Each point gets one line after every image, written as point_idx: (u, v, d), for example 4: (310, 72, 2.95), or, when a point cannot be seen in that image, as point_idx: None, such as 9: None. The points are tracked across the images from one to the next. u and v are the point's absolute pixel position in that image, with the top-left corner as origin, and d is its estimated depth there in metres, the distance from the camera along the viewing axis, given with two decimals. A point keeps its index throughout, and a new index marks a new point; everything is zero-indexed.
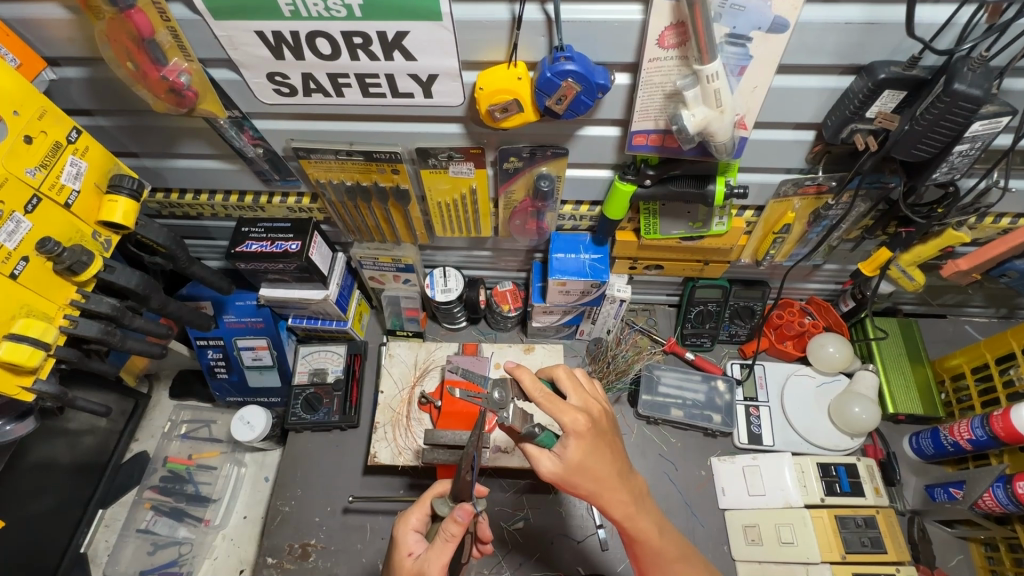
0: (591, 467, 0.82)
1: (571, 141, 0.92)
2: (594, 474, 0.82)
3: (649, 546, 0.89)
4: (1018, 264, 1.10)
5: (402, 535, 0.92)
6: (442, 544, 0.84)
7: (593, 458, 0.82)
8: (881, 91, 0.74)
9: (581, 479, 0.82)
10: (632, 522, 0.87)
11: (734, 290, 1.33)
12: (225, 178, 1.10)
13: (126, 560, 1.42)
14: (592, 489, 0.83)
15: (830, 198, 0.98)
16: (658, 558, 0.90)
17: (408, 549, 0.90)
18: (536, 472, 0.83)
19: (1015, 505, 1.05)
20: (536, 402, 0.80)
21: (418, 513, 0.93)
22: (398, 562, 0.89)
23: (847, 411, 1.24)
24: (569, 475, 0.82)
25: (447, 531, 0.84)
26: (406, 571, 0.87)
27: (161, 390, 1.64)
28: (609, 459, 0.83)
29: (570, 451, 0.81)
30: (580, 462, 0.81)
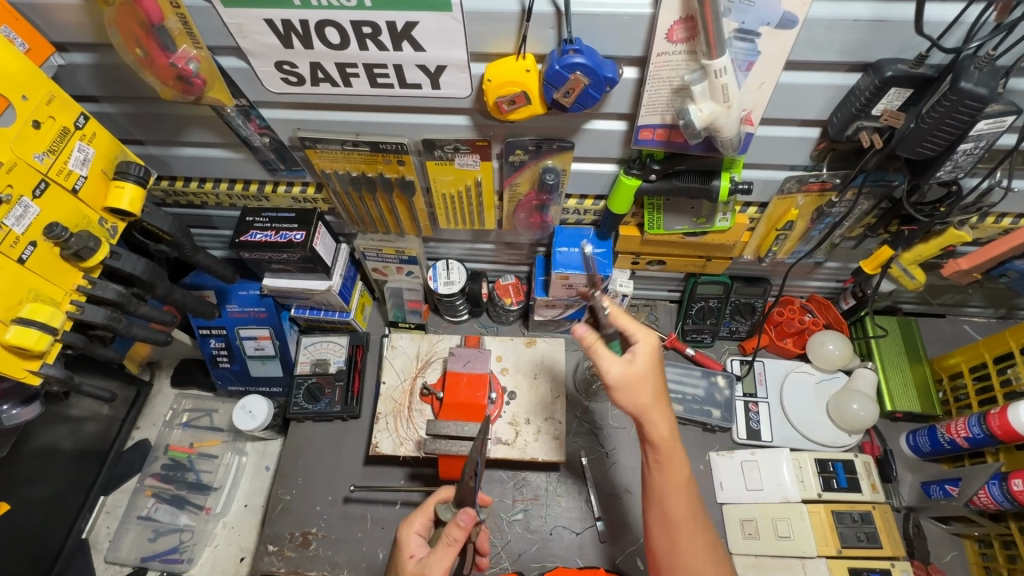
0: (652, 378, 0.88)
1: (577, 135, 0.92)
2: (652, 385, 0.88)
3: (678, 476, 0.89)
4: (1018, 264, 1.11)
5: (405, 537, 0.94)
6: (442, 547, 0.86)
7: (655, 373, 0.89)
8: (887, 89, 0.74)
9: (641, 388, 0.87)
10: (668, 451, 0.88)
11: (735, 287, 1.33)
12: (230, 166, 1.10)
13: (127, 546, 1.43)
14: (648, 399, 0.87)
15: (834, 196, 0.98)
16: (683, 495, 0.89)
17: (410, 552, 0.92)
18: (604, 371, 0.87)
19: (1010, 502, 1.05)
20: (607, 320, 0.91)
21: (421, 518, 0.95)
22: (400, 565, 0.92)
23: (845, 409, 1.25)
24: (634, 379, 0.87)
25: (450, 536, 0.85)
26: (407, 573, 0.89)
27: (162, 378, 1.63)
28: (663, 386, 0.90)
29: (639, 355, 0.89)
30: (644, 371, 0.88)
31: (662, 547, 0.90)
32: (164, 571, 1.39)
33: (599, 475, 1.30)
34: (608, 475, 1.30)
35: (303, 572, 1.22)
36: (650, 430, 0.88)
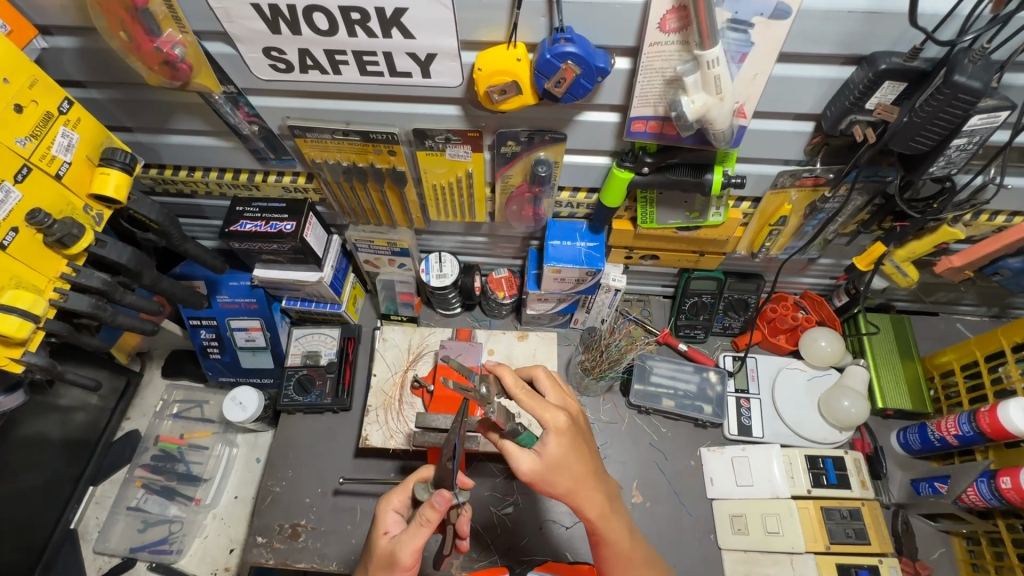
0: (570, 464, 0.83)
1: (570, 127, 0.92)
2: (570, 474, 0.83)
3: (617, 548, 0.88)
4: (1011, 262, 1.11)
5: (381, 513, 0.92)
6: (414, 526, 0.84)
7: (573, 456, 0.83)
8: (880, 83, 0.73)
9: (558, 477, 0.83)
10: (602, 528, 0.87)
11: (729, 283, 1.33)
12: (220, 155, 1.08)
13: (116, 536, 1.42)
14: (567, 488, 0.83)
15: (828, 191, 0.97)
16: (627, 563, 0.88)
17: (385, 529, 0.90)
18: (515, 471, 0.81)
19: (997, 499, 1.05)
20: (516, 398, 0.83)
21: (400, 495, 0.93)
22: (374, 540, 0.90)
23: (836, 406, 1.25)
24: (548, 473, 0.82)
25: (423, 516, 0.84)
26: (379, 549, 0.88)
27: (153, 369, 1.62)
28: (586, 462, 0.84)
29: (549, 447, 0.82)
30: (558, 462, 0.82)
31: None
32: (153, 562, 1.39)
33: None
34: None
35: (293, 564, 1.22)
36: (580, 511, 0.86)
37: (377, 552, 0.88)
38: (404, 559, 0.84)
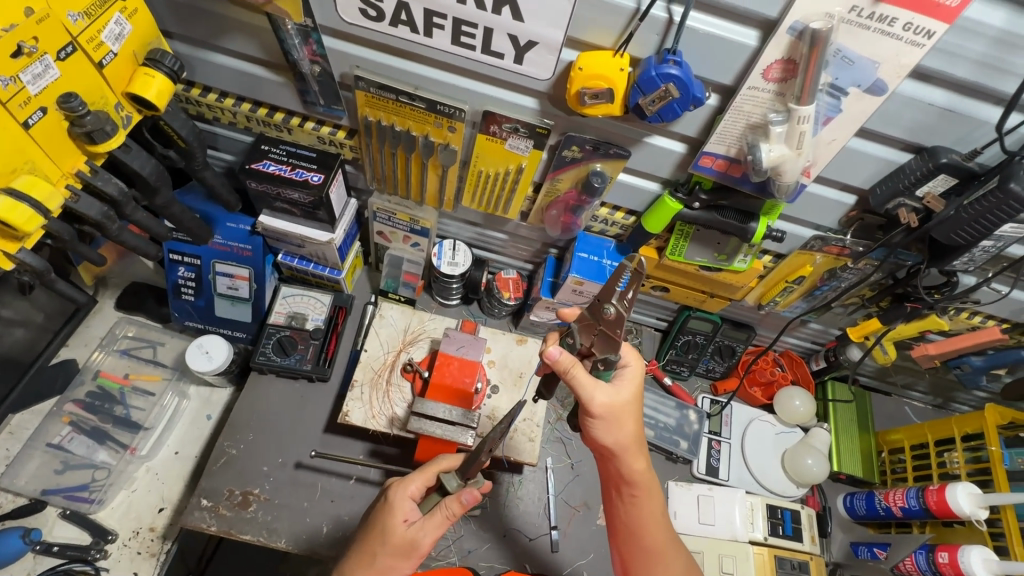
0: (632, 410, 0.87)
1: (636, 146, 0.93)
2: (625, 425, 0.86)
3: (651, 505, 0.91)
4: (975, 359, 1.22)
5: (398, 499, 0.89)
6: (437, 516, 0.88)
7: (634, 404, 0.87)
8: (937, 174, 0.79)
9: (620, 421, 0.86)
10: (644, 484, 0.90)
11: (723, 328, 1.38)
12: (262, 87, 1.01)
13: (27, 474, 1.26)
14: (628, 439, 0.87)
15: (850, 261, 1.03)
16: (654, 523, 0.91)
17: (404, 516, 0.89)
18: (591, 401, 0.82)
19: (932, 572, 1.12)
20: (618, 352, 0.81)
21: (419, 480, 0.91)
22: (389, 525, 0.88)
23: (800, 463, 1.33)
24: (616, 410, 0.85)
25: (447, 509, 0.88)
26: (397, 537, 0.87)
27: (107, 298, 1.47)
28: (638, 417, 0.89)
29: (623, 392, 0.85)
30: (620, 407, 0.85)
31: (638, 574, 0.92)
32: (67, 509, 1.24)
33: (559, 487, 1.29)
34: (569, 487, 1.30)
35: (236, 535, 1.12)
36: (627, 468, 0.88)
37: (394, 539, 0.87)
38: (425, 545, 0.87)
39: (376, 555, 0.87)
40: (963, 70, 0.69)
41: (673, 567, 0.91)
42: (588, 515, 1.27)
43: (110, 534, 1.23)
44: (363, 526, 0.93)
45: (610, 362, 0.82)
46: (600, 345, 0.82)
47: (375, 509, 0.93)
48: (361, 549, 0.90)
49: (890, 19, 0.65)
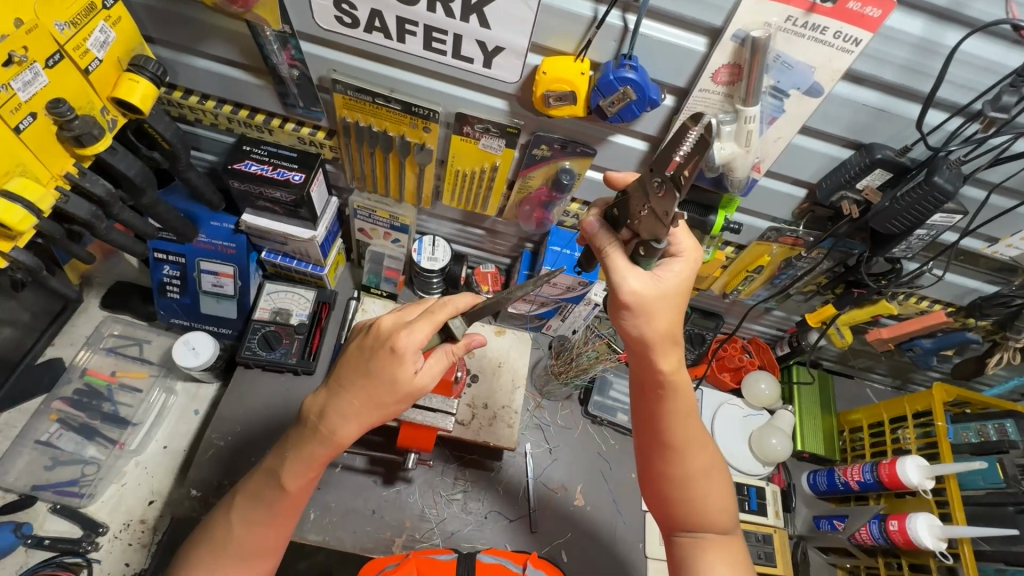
0: (668, 307, 0.81)
1: (601, 144, 0.99)
2: (657, 319, 0.81)
3: (681, 402, 0.87)
4: (924, 342, 1.31)
5: (407, 348, 0.79)
6: (437, 355, 0.84)
7: (672, 298, 0.81)
8: (873, 169, 0.86)
9: (654, 313, 0.80)
10: (675, 382, 0.86)
11: (692, 316, 1.48)
12: (243, 90, 1.05)
13: (17, 470, 1.29)
14: (661, 333, 0.82)
15: (803, 251, 1.10)
16: (682, 421, 0.87)
17: (412, 366, 0.80)
18: (621, 285, 0.78)
19: (884, 539, 1.20)
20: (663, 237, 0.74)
21: (428, 326, 0.80)
22: (398, 374, 0.79)
23: (765, 442, 1.40)
24: (648, 301, 0.79)
25: (450, 348, 0.84)
26: (407, 386, 0.80)
27: (93, 297, 1.50)
28: (674, 314, 0.83)
29: (665, 281, 0.80)
30: (654, 299, 0.80)
31: (659, 469, 0.90)
32: (57, 504, 1.27)
33: (538, 470, 1.35)
34: (549, 469, 1.36)
35: None
36: (654, 364, 0.84)
37: (402, 388, 0.80)
38: (428, 386, 0.83)
39: (382, 399, 0.81)
40: (890, 73, 0.76)
41: (698, 462, 0.88)
42: (567, 496, 1.34)
43: (101, 526, 1.27)
44: (357, 370, 0.83)
45: (651, 250, 0.76)
46: (648, 223, 0.74)
47: (374, 358, 0.81)
48: (360, 397, 0.82)
49: (822, 27, 0.71)
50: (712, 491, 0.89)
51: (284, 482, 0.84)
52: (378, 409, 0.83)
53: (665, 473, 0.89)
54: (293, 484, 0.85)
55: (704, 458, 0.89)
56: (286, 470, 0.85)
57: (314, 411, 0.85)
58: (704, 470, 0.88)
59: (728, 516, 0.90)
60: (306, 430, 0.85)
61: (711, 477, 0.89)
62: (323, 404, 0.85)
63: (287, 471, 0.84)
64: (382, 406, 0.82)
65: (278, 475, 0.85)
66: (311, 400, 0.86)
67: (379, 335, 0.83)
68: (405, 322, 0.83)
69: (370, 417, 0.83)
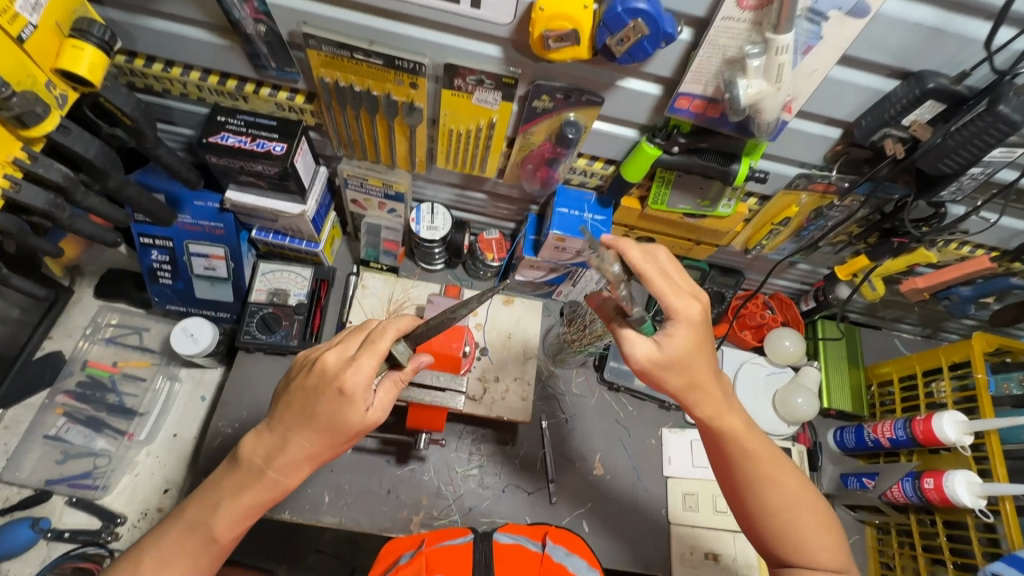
0: (691, 358, 0.79)
1: (610, 90, 0.88)
2: (687, 368, 0.79)
3: (743, 440, 0.84)
4: (963, 290, 1.22)
5: (360, 387, 0.77)
6: (385, 387, 0.82)
7: (695, 348, 0.78)
8: (924, 100, 0.76)
9: (670, 372, 0.79)
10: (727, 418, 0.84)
11: (711, 275, 1.37)
12: (209, 53, 0.95)
13: (29, 466, 1.27)
14: (698, 373, 0.80)
15: (836, 199, 1.00)
16: (750, 457, 0.84)
17: (364, 404, 0.78)
18: (629, 355, 0.78)
19: (918, 497, 1.16)
20: (643, 272, 0.77)
21: (374, 359, 0.77)
22: (347, 415, 0.77)
23: (790, 401, 1.34)
24: (663, 361, 0.78)
25: (398, 376, 0.83)
26: (357, 425, 0.79)
27: (85, 287, 1.45)
28: (704, 358, 0.80)
29: (676, 341, 0.77)
30: (677, 359, 0.78)
31: (751, 509, 0.85)
32: (72, 497, 1.27)
33: (555, 441, 1.31)
34: (565, 440, 1.32)
35: None
36: (702, 413, 0.83)
37: (352, 426, 0.79)
38: (380, 419, 0.82)
39: (331, 438, 0.79)
40: None
41: (789, 492, 0.84)
42: (586, 466, 1.30)
43: (119, 517, 1.26)
44: (302, 412, 0.79)
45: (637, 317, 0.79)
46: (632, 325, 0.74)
47: (320, 399, 0.78)
48: (309, 438, 0.80)
49: None
50: (807, 518, 0.83)
51: (216, 533, 0.81)
52: (328, 447, 0.81)
53: (754, 511, 0.84)
54: (228, 534, 0.82)
55: (791, 483, 0.84)
56: (218, 518, 0.81)
57: (256, 457, 0.82)
58: (792, 500, 0.84)
59: (831, 544, 0.83)
60: (244, 473, 0.82)
61: (802, 502, 0.84)
62: (267, 452, 0.81)
63: (220, 521, 0.81)
64: (334, 444, 0.81)
65: (221, 512, 0.81)
66: (253, 446, 0.82)
67: (324, 374, 0.78)
68: (348, 357, 0.79)
69: (320, 456, 0.81)
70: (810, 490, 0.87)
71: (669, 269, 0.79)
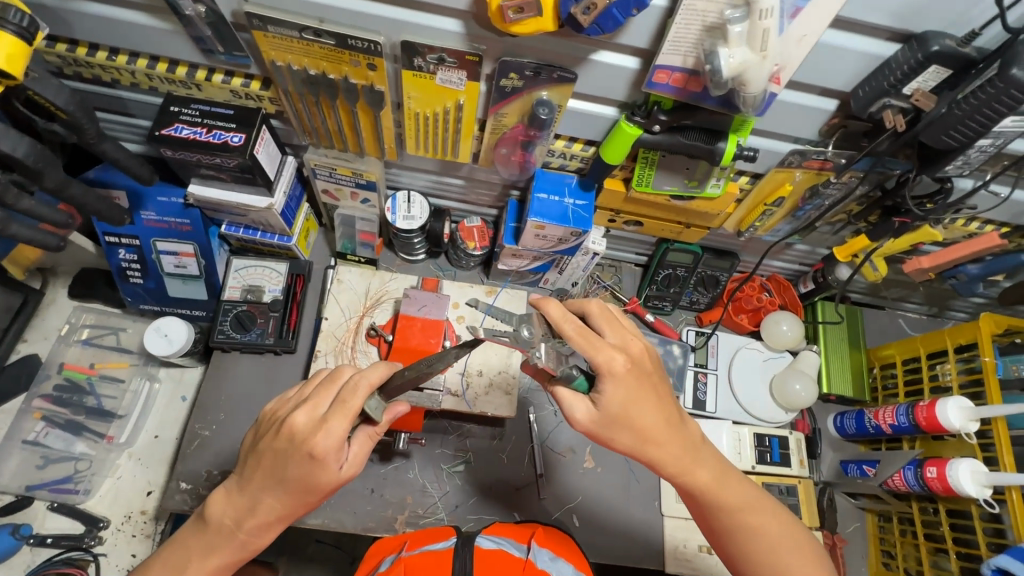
0: (631, 411, 0.74)
1: (582, 66, 0.81)
2: (630, 424, 0.75)
3: (714, 489, 0.81)
4: (970, 268, 1.15)
5: (332, 451, 0.72)
6: (359, 441, 0.79)
7: (633, 402, 0.74)
8: (927, 66, 0.69)
9: (615, 429, 0.75)
10: (691, 467, 0.79)
11: (704, 258, 1.29)
12: (152, 37, 0.88)
13: (9, 472, 1.26)
14: (648, 428, 0.75)
15: (832, 176, 0.93)
16: (723, 502, 0.81)
17: (337, 463, 0.74)
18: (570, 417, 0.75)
19: (920, 486, 1.11)
20: (567, 336, 0.72)
21: (345, 422, 0.72)
22: (318, 478, 0.74)
23: (787, 388, 1.29)
24: (603, 421, 0.75)
25: (371, 429, 0.80)
26: (330, 484, 0.76)
27: (58, 288, 1.41)
28: (648, 411, 0.75)
29: (608, 399, 0.73)
30: (616, 414, 0.74)
31: (734, 554, 0.83)
32: (54, 502, 1.25)
33: (542, 436, 1.27)
34: (553, 434, 1.28)
35: None
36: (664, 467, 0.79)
37: (323, 486, 0.75)
38: (354, 475, 0.79)
39: (304, 499, 0.76)
40: None
41: (765, 533, 0.81)
42: (575, 459, 1.26)
43: (102, 521, 1.25)
44: (272, 474, 0.75)
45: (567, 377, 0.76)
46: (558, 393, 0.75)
47: (291, 461, 0.73)
48: (281, 498, 0.76)
49: None
50: (795, 561, 0.80)
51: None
52: (301, 504, 0.78)
53: (740, 560, 0.82)
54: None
55: (773, 527, 0.81)
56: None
57: (226, 518, 0.78)
58: (772, 542, 0.81)
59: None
60: (214, 536, 0.79)
61: (785, 544, 0.81)
62: (236, 513, 0.78)
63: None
64: (309, 501, 0.78)
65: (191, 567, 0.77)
66: (221, 507, 0.78)
67: (293, 437, 0.73)
68: (319, 417, 0.73)
69: (292, 515, 0.79)
70: (795, 529, 0.83)
71: (597, 319, 0.77)
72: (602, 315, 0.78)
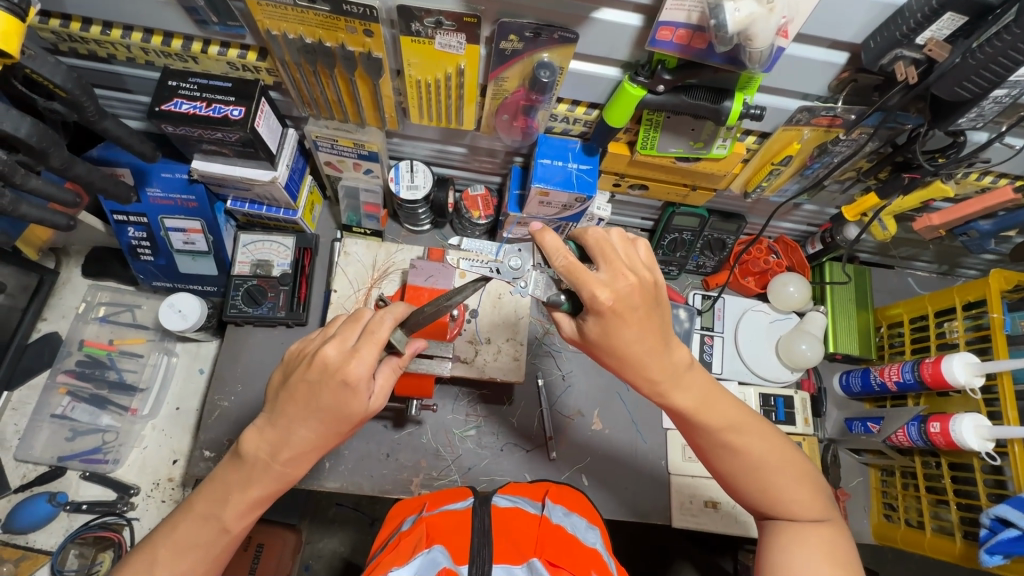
0: (616, 342, 0.77)
1: (585, 24, 0.79)
2: (615, 352, 0.78)
3: (701, 413, 0.83)
4: (982, 224, 1.13)
5: (364, 376, 0.75)
6: (384, 373, 0.82)
7: (617, 335, 0.76)
8: (942, 13, 0.67)
9: (600, 351, 0.80)
10: (676, 395, 0.82)
11: (711, 221, 1.27)
12: (144, 10, 0.87)
13: (41, 444, 1.32)
14: (632, 356, 0.78)
15: (842, 133, 0.91)
16: (710, 424, 0.84)
17: (366, 395, 0.77)
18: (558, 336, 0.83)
19: (923, 441, 1.13)
20: (556, 270, 0.73)
21: (375, 349, 0.76)
22: (350, 405, 0.77)
23: (794, 348, 1.30)
24: (588, 342, 0.80)
25: (394, 361, 0.84)
26: (361, 413, 0.79)
27: (72, 267, 1.44)
28: (633, 344, 0.77)
29: (588, 327, 0.77)
30: (602, 342, 0.78)
31: (720, 470, 0.87)
32: (86, 471, 1.31)
33: (550, 400, 1.30)
34: (560, 397, 1.31)
35: None
36: (649, 391, 0.83)
37: (354, 413, 0.78)
38: (380, 407, 0.82)
39: (337, 429, 0.79)
40: None
41: (750, 453, 0.84)
42: (583, 421, 1.29)
43: (132, 488, 1.31)
44: (308, 405, 0.77)
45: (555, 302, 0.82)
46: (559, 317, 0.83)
47: (325, 391, 0.76)
48: (315, 427, 0.78)
49: None
50: (778, 480, 0.83)
51: (226, 523, 0.80)
52: (332, 437, 0.81)
53: (724, 474, 0.86)
54: (238, 524, 0.81)
55: (760, 448, 0.84)
56: (227, 509, 0.80)
57: (261, 452, 0.80)
58: (756, 464, 0.84)
59: (807, 499, 0.84)
60: (251, 470, 0.80)
61: (771, 463, 0.84)
62: (271, 445, 0.79)
63: (231, 512, 0.80)
64: (342, 432, 0.80)
65: (217, 517, 0.80)
66: (255, 441, 0.80)
67: (326, 368, 0.76)
68: (349, 349, 0.76)
69: (326, 445, 0.81)
70: (780, 449, 0.86)
71: (592, 250, 0.76)
72: (597, 246, 0.76)
